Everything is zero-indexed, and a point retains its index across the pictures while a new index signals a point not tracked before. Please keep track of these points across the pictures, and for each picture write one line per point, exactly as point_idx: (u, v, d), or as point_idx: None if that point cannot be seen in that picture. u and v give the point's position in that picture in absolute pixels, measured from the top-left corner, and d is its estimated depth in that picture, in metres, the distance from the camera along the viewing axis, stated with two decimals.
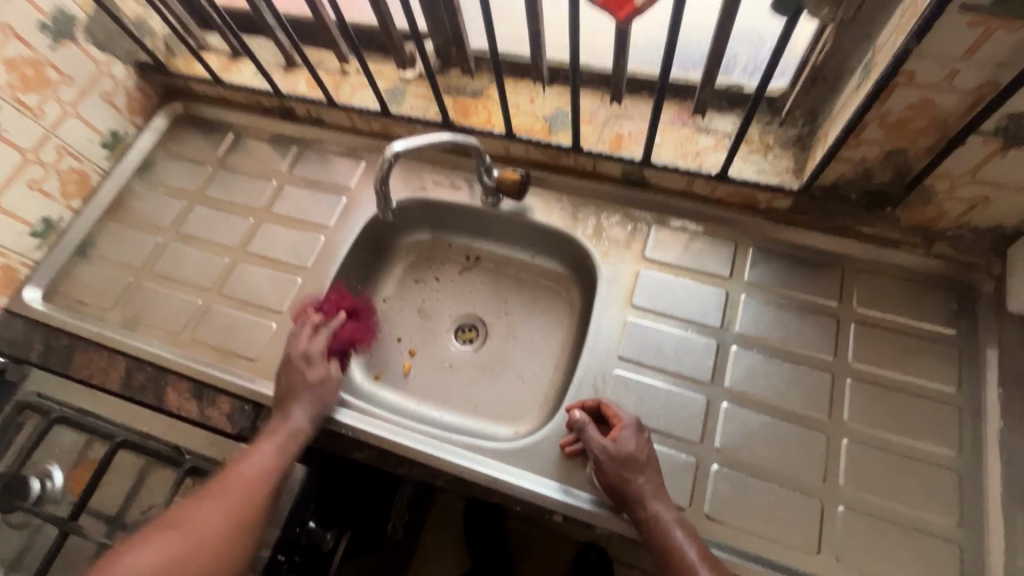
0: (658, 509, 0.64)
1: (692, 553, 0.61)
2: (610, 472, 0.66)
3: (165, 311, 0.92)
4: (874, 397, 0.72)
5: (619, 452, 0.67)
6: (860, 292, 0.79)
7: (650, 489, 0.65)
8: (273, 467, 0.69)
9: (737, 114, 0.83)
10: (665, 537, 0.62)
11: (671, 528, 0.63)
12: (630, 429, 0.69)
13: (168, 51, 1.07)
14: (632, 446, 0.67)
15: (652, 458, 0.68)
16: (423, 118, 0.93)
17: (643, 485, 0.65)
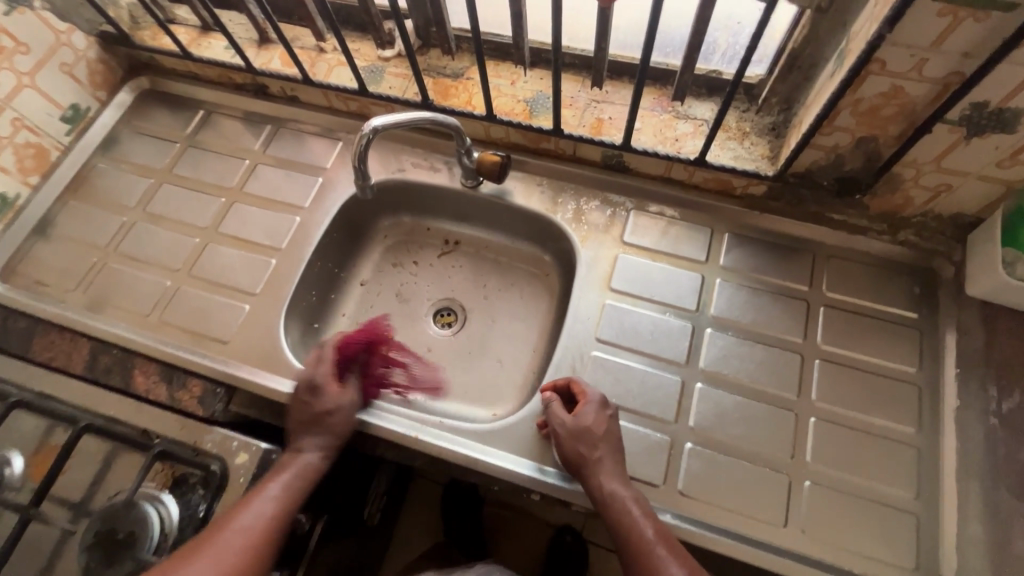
0: (614, 487, 0.65)
1: (643, 524, 0.61)
2: (568, 445, 0.68)
3: (131, 293, 0.88)
4: (840, 378, 0.75)
5: (576, 429, 0.68)
6: (829, 276, 0.81)
7: (608, 467, 0.66)
8: (284, 501, 0.65)
9: (715, 100, 0.84)
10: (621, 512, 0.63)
11: (626, 504, 0.63)
12: (593, 404, 0.70)
13: (132, 21, 1.03)
14: (593, 420, 0.69)
15: (613, 434, 0.69)
16: (402, 98, 0.91)
17: (598, 460, 0.66)
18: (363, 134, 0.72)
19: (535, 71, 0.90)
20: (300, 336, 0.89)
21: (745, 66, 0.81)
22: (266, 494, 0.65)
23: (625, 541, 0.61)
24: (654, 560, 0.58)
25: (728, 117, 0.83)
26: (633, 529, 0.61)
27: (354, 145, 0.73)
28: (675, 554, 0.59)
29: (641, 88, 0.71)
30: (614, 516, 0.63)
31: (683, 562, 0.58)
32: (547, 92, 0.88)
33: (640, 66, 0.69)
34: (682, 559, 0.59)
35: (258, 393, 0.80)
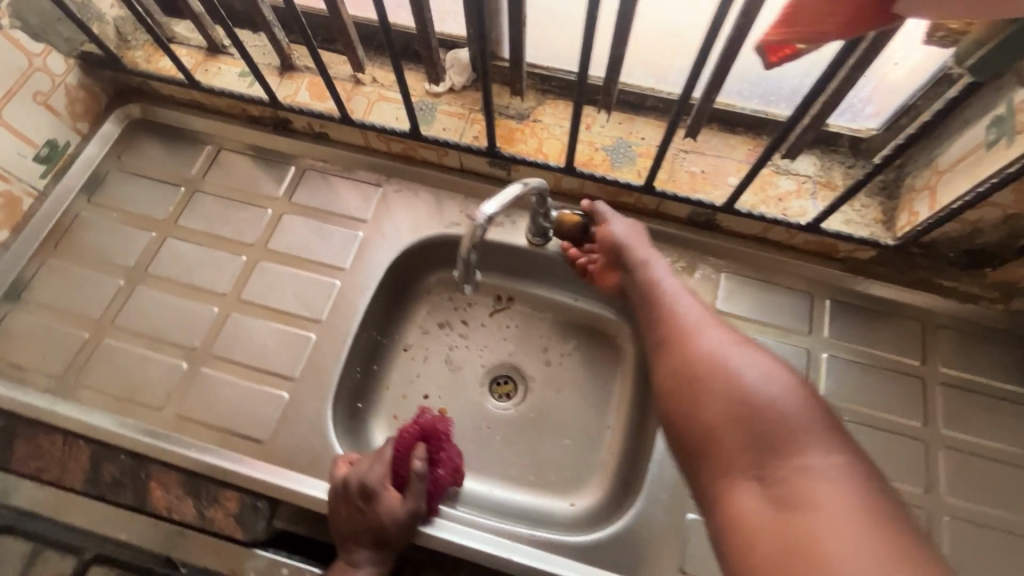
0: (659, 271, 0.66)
1: (686, 300, 0.61)
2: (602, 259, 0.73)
3: (138, 378, 0.73)
4: (968, 468, 0.69)
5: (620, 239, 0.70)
6: (943, 349, 0.74)
7: (659, 270, 0.66)
8: None
9: (818, 155, 0.76)
10: (660, 300, 0.62)
11: (669, 287, 0.63)
12: (655, 259, 0.67)
13: (122, 40, 0.87)
14: (652, 262, 0.67)
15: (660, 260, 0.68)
16: (460, 142, 0.79)
17: (644, 262, 0.67)
18: (477, 228, 0.61)
19: (612, 114, 0.80)
20: (345, 423, 0.76)
21: (858, 118, 0.73)
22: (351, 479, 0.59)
23: (660, 316, 0.60)
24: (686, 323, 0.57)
25: (833, 174, 0.75)
26: (669, 299, 0.61)
27: (466, 243, 0.62)
28: (719, 327, 0.56)
29: (777, 144, 0.63)
30: (648, 300, 0.63)
31: (726, 330, 0.56)
32: (630, 140, 0.78)
33: (787, 119, 0.61)
34: (729, 332, 0.55)
35: (307, 507, 0.66)
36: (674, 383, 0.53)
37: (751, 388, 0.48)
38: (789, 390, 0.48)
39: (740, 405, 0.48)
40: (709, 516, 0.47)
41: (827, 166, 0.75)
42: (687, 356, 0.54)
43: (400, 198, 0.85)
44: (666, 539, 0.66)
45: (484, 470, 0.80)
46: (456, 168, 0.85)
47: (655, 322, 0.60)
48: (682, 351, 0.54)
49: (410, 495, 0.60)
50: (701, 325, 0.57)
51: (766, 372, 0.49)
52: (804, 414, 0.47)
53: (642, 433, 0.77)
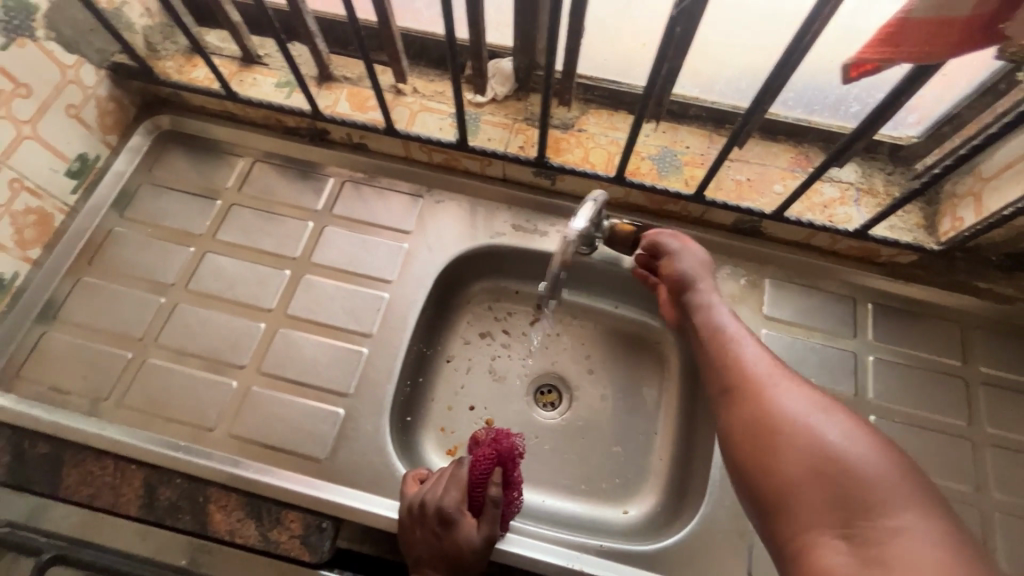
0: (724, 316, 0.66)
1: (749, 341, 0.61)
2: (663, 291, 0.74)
3: (185, 398, 0.71)
4: (1014, 465, 0.71)
5: (688, 273, 0.70)
6: (983, 350, 0.77)
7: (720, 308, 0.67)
8: None
9: (859, 162, 0.77)
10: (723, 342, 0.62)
11: (733, 331, 0.63)
12: (713, 296, 0.69)
13: (151, 49, 0.85)
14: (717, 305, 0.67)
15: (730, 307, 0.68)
16: (507, 153, 0.79)
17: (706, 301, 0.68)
18: (570, 239, 0.67)
19: (656, 123, 0.81)
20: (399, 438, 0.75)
21: (899, 126, 0.75)
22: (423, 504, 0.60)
23: (724, 363, 0.60)
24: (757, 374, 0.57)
25: (875, 181, 0.77)
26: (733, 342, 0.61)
27: (560, 255, 0.70)
28: (790, 378, 0.57)
29: (835, 157, 0.66)
30: (714, 339, 0.63)
31: (795, 382, 0.56)
32: (675, 149, 0.79)
33: (851, 131, 0.63)
34: (800, 385, 0.56)
35: (371, 526, 0.65)
36: (756, 442, 0.53)
37: (831, 443, 0.49)
38: (865, 444, 0.49)
39: (819, 459, 0.48)
40: (785, 569, 0.48)
41: (868, 173, 0.77)
42: (760, 410, 0.54)
43: (443, 209, 0.84)
44: (731, 544, 0.67)
45: (536, 480, 0.79)
46: (498, 178, 0.84)
47: (725, 368, 0.60)
48: (757, 405, 0.54)
49: (484, 521, 0.59)
50: (770, 373, 0.57)
51: (845, 428, 0.50)
52: (884, 468, 0.47)
53: (693, 439, 0.78)
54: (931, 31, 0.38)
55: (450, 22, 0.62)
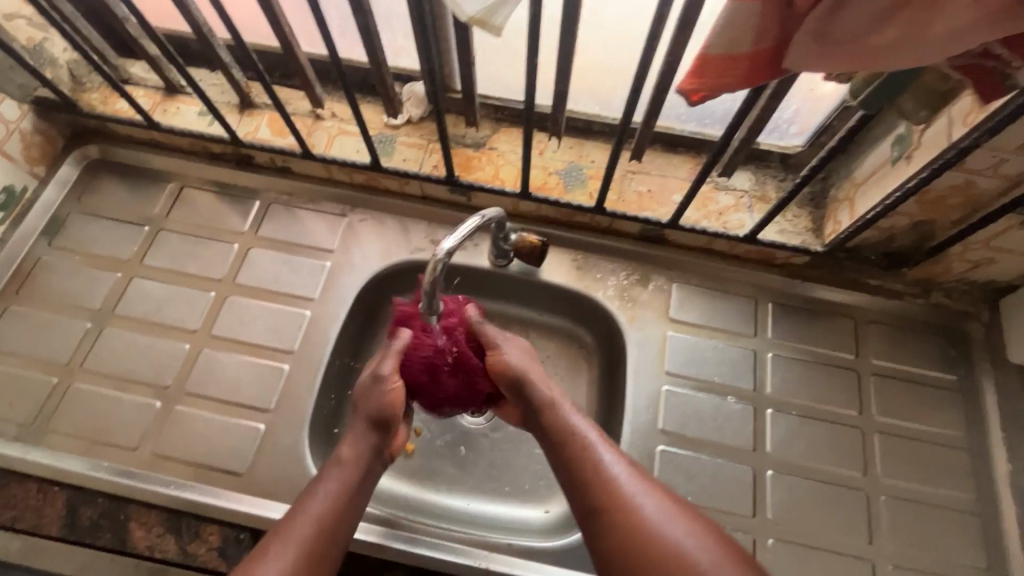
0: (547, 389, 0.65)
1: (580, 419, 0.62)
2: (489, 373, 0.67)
3: (108, 420, 0.74)
4: (900, 450, 0.76)
5: (519, 366, 0.66)
6: (875, 343, 0.81)
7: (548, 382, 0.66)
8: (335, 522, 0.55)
9: (752, 170, 0.82)
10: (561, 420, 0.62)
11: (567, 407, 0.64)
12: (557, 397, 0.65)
13: (75, 82, 0.87)
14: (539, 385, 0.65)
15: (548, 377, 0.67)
16: (420, 173, 0.83)
17: (530, 380, 0.65)
18: (439, 261, 0.61)
19: (562, 139, 0.85)
20: (323, 450, 0.78)
21: (785, 136, 0.80)
22: (305, 524, 0.54)
23: (566, 442, 0.60)
24: (600, 461, 0.58)
25: (767, 188, 0.82)
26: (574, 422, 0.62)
27: (428, 274, 0.62)
28: (617, 454, 0.60)
29: (713, 163, 0.68)
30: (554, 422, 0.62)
31: (623, 459, 0.59)
32: (581, 163, 0.84)
33: (719, 140, 0.66)
34: (629, 464, 0.59)
35: None
36: (604, 542, 0.54)
37: (663, 532, 0.52)
38: (687, 526, 0.53)
39: (657, 555, 0.51)
40: None
41: (761, 180, 0.82)
42: (607, 499, 0.55)
43: (364, 227, 0.87)
44: None
45: (461, 484, 0.81)
46: (418, 195, 0.88)
47: (568, 454, 0.59)
48: (602, 497, 0.56)
49: (376, 466, 0.61)
50: (603, 453, 0.59)
51: (665, 509, 0.55)
52: (708, 547, 0.52)
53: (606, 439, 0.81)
54: (726, 65, 0.42)
55: (334, 44, 0.65)
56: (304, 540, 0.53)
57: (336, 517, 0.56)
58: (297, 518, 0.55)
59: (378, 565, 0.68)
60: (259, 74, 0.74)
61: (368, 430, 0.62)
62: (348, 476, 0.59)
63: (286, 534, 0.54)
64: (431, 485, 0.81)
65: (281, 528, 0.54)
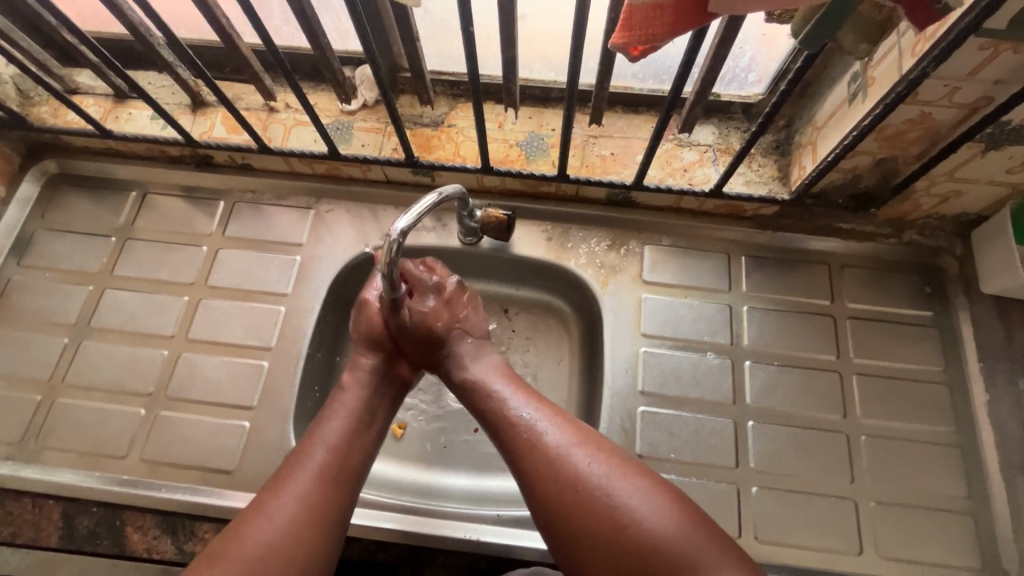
0: (472, 366, 0.68)
1: (501, 386, 0.65)
2: (416, 325, 0.69)
3: (94, 431, 0.74)
4: (879, 390, 0.76)
5: (445, 329, 0.70)
6: (849, 287, 0.81)
7: (471, 364, 0.69)
8: (332, 475, 0.57)
9: (715, 123, 0.81)
10: (489, 393, 0.65)
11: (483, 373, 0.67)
12: (472, 361, 0.69)
13: (24, 98, 0.86)
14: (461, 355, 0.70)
15: (484, 344, 0.72)
16: (380, 157, 0.81)
17: (462, 356, 0.69)
18: (393, 243, 0.61)
19: (521, 109, 0.84)
20: None
21: (744, 86, 0.80)
22: (306, 466, 0.57)
23: (489, 409, 0.63)
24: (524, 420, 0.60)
25: (731, 140, 0.80)
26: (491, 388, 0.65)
27: (384, 259, 0.62)
28: (556, 417, 0.60)
29: (668, 117, 0.66)
30: (482, 397, 0.65)
31: (555, 415, 0.60)
32: (541, 132, 0.82)
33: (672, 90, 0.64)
34: (554, 415, 0.60)
35: None
36: (521, 470, 0.58)
37: (601, 493, 0.53)
38: (613, 466, 0.55)
39: (556, 475, 0.55)
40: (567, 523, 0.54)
41: (725, 133, 0.81)
42: (497, 408, 0.63)
43: (332, 218, 0.87)
44: None
45: (453, 464, 0.82)
46: (382, 181, 0.87)
47: (498, 427, 0.61)
48: (531, 452, 0.57)
49: (383, 382, 0.68)
50: (512, 401, 0.63)
51: (556, 425, 0.59)
52: (581, 442, 0.57)
53: (587, 406, 0.81)
54: (652, 14, 0.43)
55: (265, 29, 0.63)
56: (316, 463, 0.58)
57: (332, 463, 0.58)
58: (303, 454, 0.59)
59: (373, 548, 0.69)
60: (198, 70, 0.71)
61: (369, 353, 0.69)
62: (343, 411, 0.63)
63: (295, 465, 0.57)
64: (419, 467, 0.81)
65: (291, 459, 0.59)
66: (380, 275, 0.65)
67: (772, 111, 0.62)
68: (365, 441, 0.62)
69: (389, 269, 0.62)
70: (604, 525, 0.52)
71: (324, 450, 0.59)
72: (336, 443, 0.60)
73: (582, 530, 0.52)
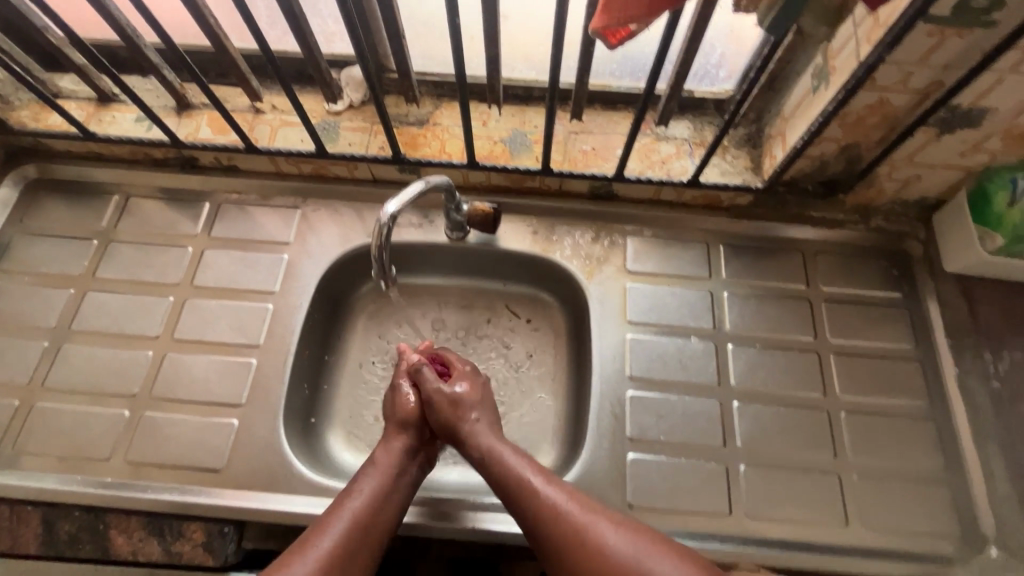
0: (484, 438, 0.68)
1: (514, 456, 0.65)
2: (440, 403, 0.70)
3: (76, 435, 0.72)
4: (856, 368, 0.79)
5: (467, 407, 0.71)
6: (822, 272, 0.85)
7: (482, 436, 0.68)
8: (351, 552, 0.58)
9: (690, 118, 0.85)
10: (499, 463, 0.65)
11: (496, 447, 0.67)
12: (484, 433, 0.69)
13: (4, 102, 0.86)
14: (481, 430, 0.69)
15: (496, 424, 0.71)
16: (367, 154, 0.83)
17: (474, 435, 0.68)
18: (382, 224, 0.63)
19: (504, 108, 0.87)
20: (302, 440, 0.78)
21: (716, 82, 0.84)
22: (326, 537, 0.58)
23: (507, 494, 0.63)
24: (542, 495, 0.60)
25: (706, 134, 0.84)
26: (504, 458, 0.65)
27: (374, 240, 0.65)
28: (564, 487, 0.62)
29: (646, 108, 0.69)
30: (497, 468, 0.65)
31: (560, 485, 0.62)
32: (524, 129, 0.85)
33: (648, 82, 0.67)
34: (563, 484, 0.62)
35: (271, 522, 0.69)
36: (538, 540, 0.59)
37: (620, 563, 0.55)
38: (628, 532, 0.57)
39: (574, 543, 0.57)
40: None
41: (699, 127, 0.85)
42: (506, 479, 0.63)
43: (319, 217, 0.87)
44: (614, 479, 0.72)
45: (446, 458, 0.82)
46: (369, 179, 0.88)
47: (511, 497, 0.62)
48: (555, 529, 0.58)
49: (408, 466, 0.68)
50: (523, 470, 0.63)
51: (568, 494, 0.61)
52: (594, 509, 0.59)
53: (577, 395, 0.82)
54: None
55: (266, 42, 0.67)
56: (336, 539, 0.58)
57: (353, 537, 0.59)
58: (322, 527, 0.59)
59: None
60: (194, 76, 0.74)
61: (395, 434, 0.70)
62: (369, 484, 0.64)
63: (316, 535, 0.58)
64: None
65: (314, 527, 0.60)
66: (373, 259, 0.67)
67: (742, 98, 0.68)
68: (385, 522, 0.62)
69: (380, 251, 0.65)
70: None
71: (345, 525, 0.59)
72: (360, 517, 0.60)
73: None
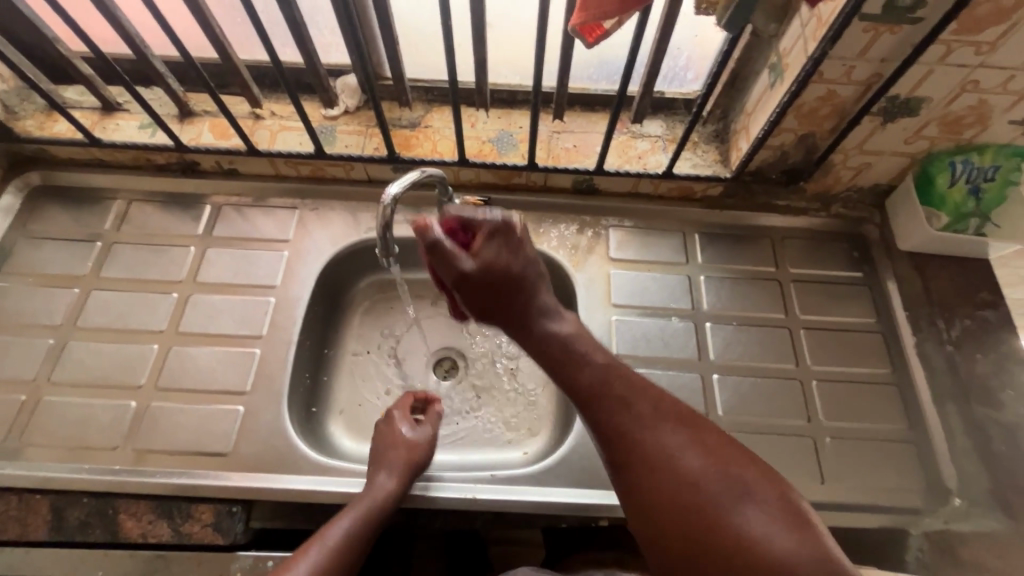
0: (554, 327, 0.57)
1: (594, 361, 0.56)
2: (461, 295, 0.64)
3: (83, 426, 0.74)
4: (824, 341, 0.86)
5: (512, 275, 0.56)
6: (789, 255, 0.92)
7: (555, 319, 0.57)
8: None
9: (663, 117, 0.92)
10: (586, 375, 0.55)
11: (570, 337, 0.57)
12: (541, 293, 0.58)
13: (10, 111, 0.89)
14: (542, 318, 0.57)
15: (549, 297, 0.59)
16: (363, 155, 0.88)
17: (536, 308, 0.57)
18: (386, 207, 0.68)
19: (491, 111, 0.93)
20: (305, 426, 0.81)
21: (684, 84, 0.92)
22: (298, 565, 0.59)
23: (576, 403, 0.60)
24: (631, 416, 0.53)
25: (677, 131, 0.91)
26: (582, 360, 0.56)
27: (377, 221, 0.69)
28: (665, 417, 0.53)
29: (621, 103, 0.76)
30: (563, 362, 0.56)
31: (660, 408, 0.53)
32: (511, 129, 0.91)
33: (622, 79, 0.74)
34: (663, 409, 0.53)
35: (279, 501, 0.72)
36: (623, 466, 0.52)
37: (713, 506, 0.47)
38: (728, 476, 0.49)
39: (669, 478, 0.49)
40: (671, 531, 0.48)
41: (671, 125, 0.92)
42: (596, 396, 0.54)
43: (318, 216, 0.92)
44: None
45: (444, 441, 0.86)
46: (364, 179, 0.93)
47: (592, 406, 0.54)
48: (643, 462, 0.51)
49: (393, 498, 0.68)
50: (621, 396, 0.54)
51: (667, 426, 0.52)
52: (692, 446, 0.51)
53: None
54: None
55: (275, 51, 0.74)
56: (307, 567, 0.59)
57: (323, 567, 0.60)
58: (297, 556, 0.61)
59: None
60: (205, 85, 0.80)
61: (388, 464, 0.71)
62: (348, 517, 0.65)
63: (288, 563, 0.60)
64: None
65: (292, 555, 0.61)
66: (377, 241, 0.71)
67: (707, 93, 0.75)
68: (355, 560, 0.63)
69: (384, 232, 0.69)
70: (711, 538, 0.46)
71: (319, 554, 0.61)
72: (334, 547, 0.62)
73: (686, 539, 0.47)
